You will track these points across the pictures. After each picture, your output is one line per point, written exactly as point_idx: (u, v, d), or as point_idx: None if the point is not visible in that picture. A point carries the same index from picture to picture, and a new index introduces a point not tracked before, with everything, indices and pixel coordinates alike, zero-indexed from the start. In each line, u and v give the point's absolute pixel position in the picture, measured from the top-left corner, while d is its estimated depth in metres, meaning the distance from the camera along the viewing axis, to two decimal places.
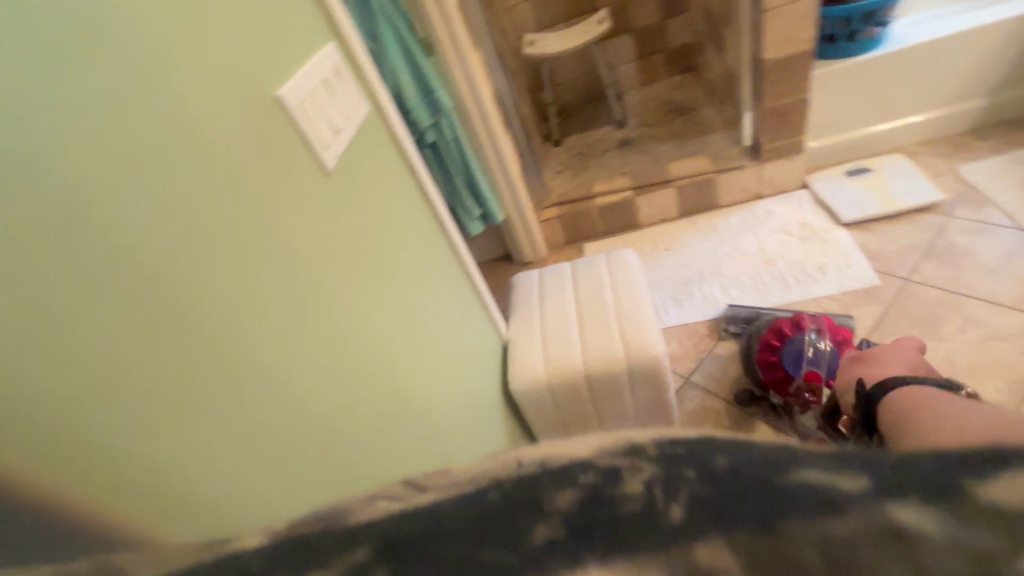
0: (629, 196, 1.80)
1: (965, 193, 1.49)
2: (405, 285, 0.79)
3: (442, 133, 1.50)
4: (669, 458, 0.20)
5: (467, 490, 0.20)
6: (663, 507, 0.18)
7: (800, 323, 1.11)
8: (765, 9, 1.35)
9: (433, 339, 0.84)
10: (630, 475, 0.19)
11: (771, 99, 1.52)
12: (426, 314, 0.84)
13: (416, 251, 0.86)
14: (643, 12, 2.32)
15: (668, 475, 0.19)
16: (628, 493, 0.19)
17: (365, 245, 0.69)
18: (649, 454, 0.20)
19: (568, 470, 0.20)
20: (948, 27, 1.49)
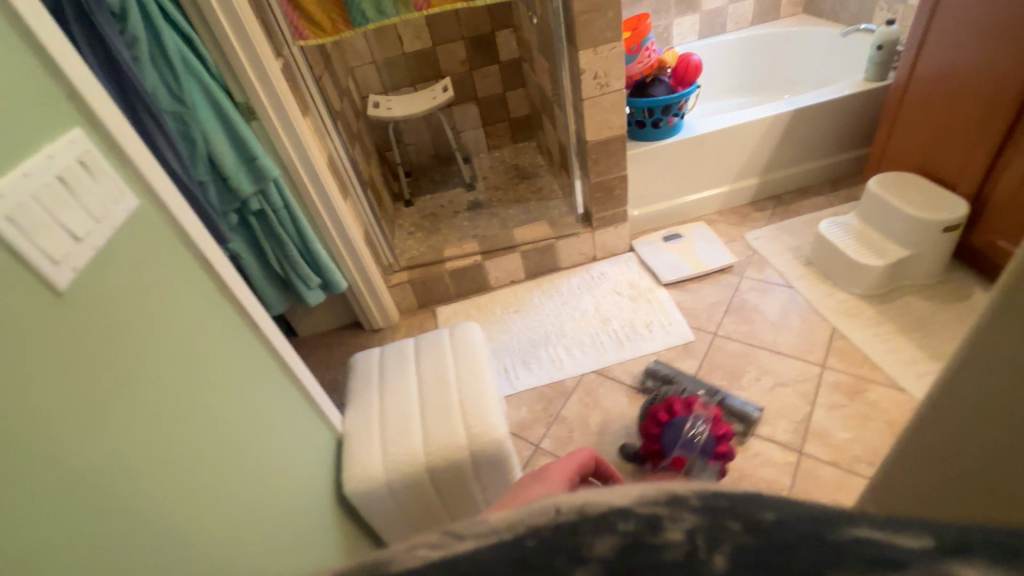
0: (477, 259, 1.83)
1: (751, 255, 1.77)
2: (196, 385, 0.67)
3: (269, 201, 1.38)
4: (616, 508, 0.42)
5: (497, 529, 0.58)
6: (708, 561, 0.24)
7: (692, 405, 1.21)
8: (582, 97, 1.50)
9: (239, 440, 0.73)
10: None
11: (596, 174, 1.67)
12: (227, 412, 0.73)
13: (212, 341, 0.74)
14: (486, 83, 2.45)
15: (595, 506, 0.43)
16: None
17: (132, 350, 0.58)
18: None
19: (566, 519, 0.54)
20: (726, 121, 1.80)
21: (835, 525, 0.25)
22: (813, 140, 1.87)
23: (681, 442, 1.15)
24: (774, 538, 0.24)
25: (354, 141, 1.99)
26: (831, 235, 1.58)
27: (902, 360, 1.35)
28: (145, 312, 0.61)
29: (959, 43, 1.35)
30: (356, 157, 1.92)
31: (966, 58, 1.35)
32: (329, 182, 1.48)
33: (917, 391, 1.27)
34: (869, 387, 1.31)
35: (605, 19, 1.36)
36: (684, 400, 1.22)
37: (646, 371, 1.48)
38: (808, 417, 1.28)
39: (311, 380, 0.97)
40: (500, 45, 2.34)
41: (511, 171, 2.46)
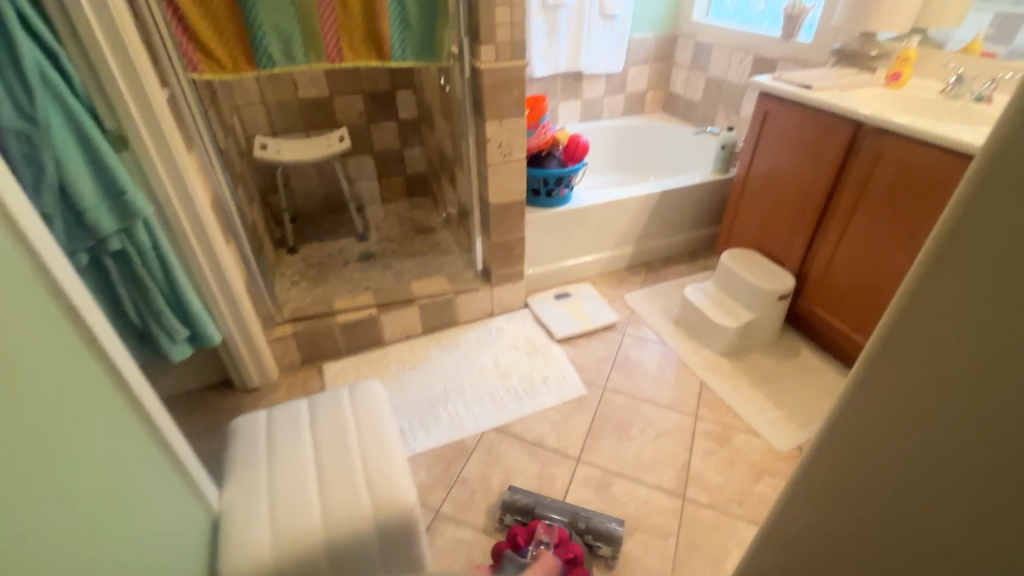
0: (372, 313, 1.76)
1: (631, 315, 1.95)
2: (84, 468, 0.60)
3: (134, 241, 1.20)
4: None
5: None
6: None
7: (535, 532, 1.14)
8: (486, 162, 1.58)
9: (123, 534, 0.64)
10: None
11: (496, 234, 1.75)
12: (115, 502, 0.64)
13: (106, 419, 0.65)
14: (383, 137, 2.45)
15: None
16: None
17: (13, 429, 0.51)
18: None
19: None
20: (608, 195, 2.02)
21: None
22: (676, 217, 2.18)
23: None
24: None
25: (238, 182, 1.84)
26: (696, 300, 1.82)
27: (755, 408, 1.56)
28: (30, 387, 0.54)
29: (779, 151, 1.71)
30: (238, 198, 1.77)
31: (784, 163, 1.71)
32: (211, 223, 1.34)
33: (770, 435, 1.48)
34: (733, 433, 1.49)
35: (510, 96, 1.49)
36: (526, 531, 1.14)
37: (544, 426, 1.52)
38: (687, 464, 1.41)
39: (192, 459, 0.81)
40: (400, 103, 2.39)
41: (405, 225, 2.45)
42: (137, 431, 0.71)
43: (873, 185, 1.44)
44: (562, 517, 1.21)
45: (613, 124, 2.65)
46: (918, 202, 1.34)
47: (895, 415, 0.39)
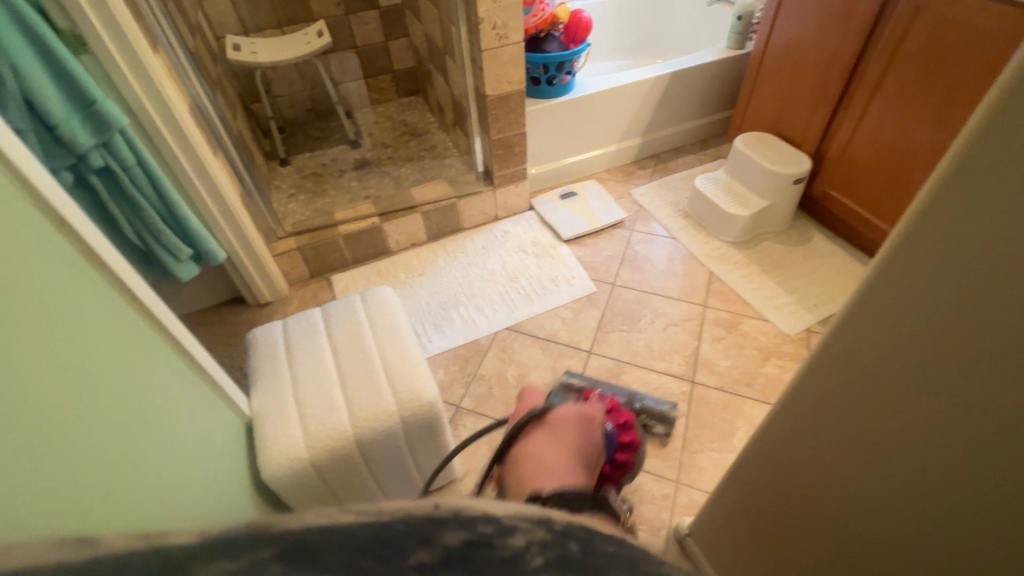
0: (375, 222, 1.72)
1: (639, 210, 1.90)
2: (122, 383, 0.59)
3: (117, 156, 1.14)
4: (556, 537, 0.33)
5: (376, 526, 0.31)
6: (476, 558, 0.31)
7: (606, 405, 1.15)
8: (480, 48, 1.44)
9: (166, 441, 0.66)
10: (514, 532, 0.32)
11: (497, 130, 1.65)
12: (173, 426, 0.68)
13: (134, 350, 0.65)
14: (365, 29, 2.24)
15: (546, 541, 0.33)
16: (498, 544, 0.32)
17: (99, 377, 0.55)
18: (533, 535, 0.33)
19: (466, 522, 0.32)
20: (613, 81, 1.88)
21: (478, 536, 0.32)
22: (686, 102, 2.04)
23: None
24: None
25: (215, 88, 1.71)
26: (706, 190, 1.76)
27: (766, 294, 1.57)
28: (62, 306, 0.51)
29: (803, 17, 1.55)
30: (219, 107, 1.66)
31: (808, 32, 1.55)
32: (195, 134, 1.26)
33: (777, 320, 1.50)
34: (742, 320, 1.51)
35: None
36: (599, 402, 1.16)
37: (555, 324, 1.54)
38: (696, 350, 1.45)
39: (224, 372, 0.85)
40: None
41: (398, 129, 2.32)
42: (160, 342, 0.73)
43: (906, 50, 1.32)
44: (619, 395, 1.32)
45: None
46: (954, 67, 1.23)
47: (898, 339, 0.44)
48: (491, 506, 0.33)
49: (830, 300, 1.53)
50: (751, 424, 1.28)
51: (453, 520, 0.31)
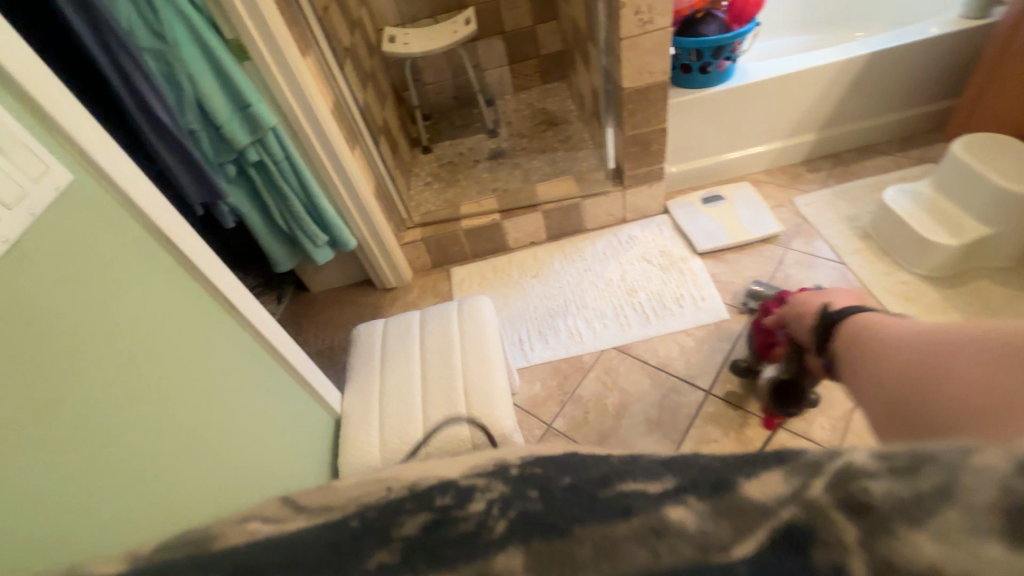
0: (496, 218, 1.70)
1: (800, 225, 1.58)
2: (190, 383, 0.65)
3: (269, 152, 1.27)
4: (511, 488, 0.45)
5: (339, 521, 0.46)
6: (446, 511, 0.44)
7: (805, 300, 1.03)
8: (619, 37, 1.29)
9: (235, 431, 0.71)
10: (478, 495, 0.45)
11: (632, 127, 1.48)
12: (253, 419, 0.76)
13: (224, 356, 0.73)
14: (513, 15, 2.19)
15: (505, 496, 0.44)
16: (452, 507, 0.45)
17: (175, 394, 0.63)
18: (499, 487, 0.46)
19: (423, 499, 0.47)
20: (786, 66, 1.56)
21: (430, 521, 0.43)
22: (887, 90, 1.62)
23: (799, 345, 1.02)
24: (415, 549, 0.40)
25: (366, 81, 1.82)
26: (897, 206, 1.39)
27: None
28: (132, 323, 0.58)
29: None
30: (367, 99, 1.76)
31: None
32: (333, 131, 1.34)
33: None
34: None
35: None
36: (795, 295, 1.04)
37: (671, 351, 1.37)
38: (849, 414, 1.16)
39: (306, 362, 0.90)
40: None
41: (537, 117, 2.26)
42: (251, 342, 0.78)
43: None
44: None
45: None
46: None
47: None
48: (453, 479, 0.49)
49: None
50: None
51: (408, 504, 0.47)
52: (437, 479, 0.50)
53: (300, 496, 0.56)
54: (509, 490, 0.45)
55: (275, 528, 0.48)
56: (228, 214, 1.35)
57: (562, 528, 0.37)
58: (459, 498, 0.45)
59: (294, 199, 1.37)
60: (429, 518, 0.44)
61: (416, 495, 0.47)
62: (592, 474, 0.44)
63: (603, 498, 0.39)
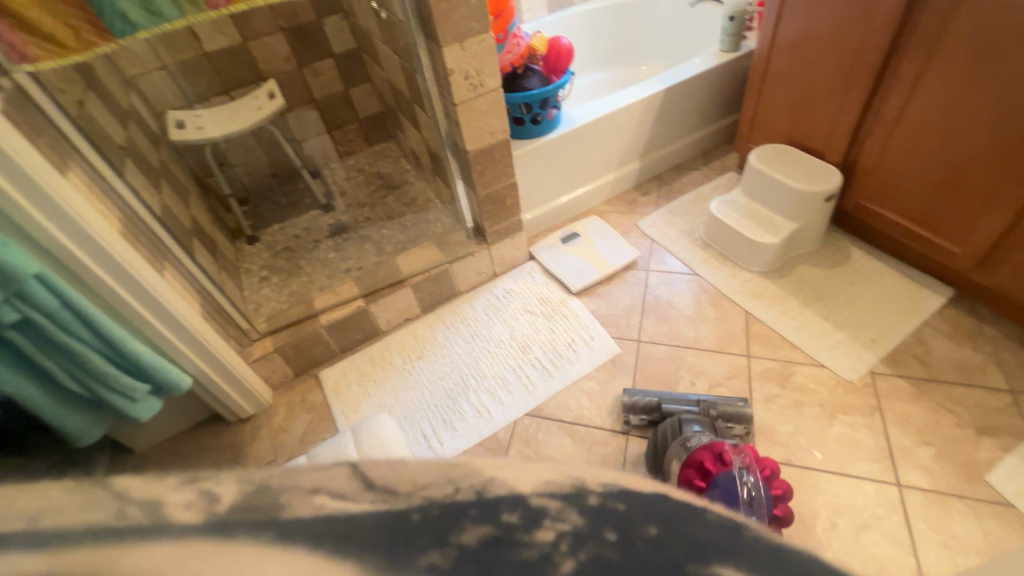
0: (360, 305, 1.52)
1: (651, 246, 1.71)
2: None
3: (35, 305, 0.93)
4: (590, 517, 0.33)
5: (400, 508, 0.33)
6: (562, 556, 0.32)
7: (725, 455, 1.00)
8: (454, 102, 1.24)
9: None
10: (573, 516, 0.33)
11: (484, 186, 1.45)
12: None
13: None
14: (321, 81, 2.04)
15: (579, 531, 0.33)
16: (521, 541, 0.32)
17: None
18: (596, 507, 0.34)
19: (487, 515, 0.33)
20: (603, 107, 1.68)
21: (513, 546, 0.32)
22: (684, 117, 1.85)
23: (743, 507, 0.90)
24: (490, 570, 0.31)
25: (158, 179, 1.50)
26: (723, 216, 1.57)
27: (813, 333, 1.38)
28: None
29: (814, 14, 1.35)
30: (165, 201, 1.45)
31: (820, 31, 1.36)
32: (129, 257, 1.05)
33: (834, 366, 1.30)
34: (794, 370, 1.31)
35: (468, 6, 1.11)
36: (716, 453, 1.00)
37: (581, 402, 1.34)
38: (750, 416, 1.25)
39: None
40: (331, 35, 1.94)
41: (373, 183, 2.12)
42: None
43: (951, 43, 1.12)
44: (691, 406, 1.23)
45: (588, 9, 2.29)
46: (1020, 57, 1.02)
47: None
48: (518, 486, 0.34)
49: (887, 331, 1.34)
50: (835, 507, 1.08)
51: (477, 508, 0.33)
52: (502, 478, 0.34)
53: (365, 468, 0.34)
54: (585, 522, 0.33)
55: (344, 510, 0.32)
56: None
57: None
58: (526, 523, 0.32)
59: (88, 353, 1.03)
60: (492, 532, 0.32)
61: (476, 500, 0.33)
62: (695, 530, 0.33)
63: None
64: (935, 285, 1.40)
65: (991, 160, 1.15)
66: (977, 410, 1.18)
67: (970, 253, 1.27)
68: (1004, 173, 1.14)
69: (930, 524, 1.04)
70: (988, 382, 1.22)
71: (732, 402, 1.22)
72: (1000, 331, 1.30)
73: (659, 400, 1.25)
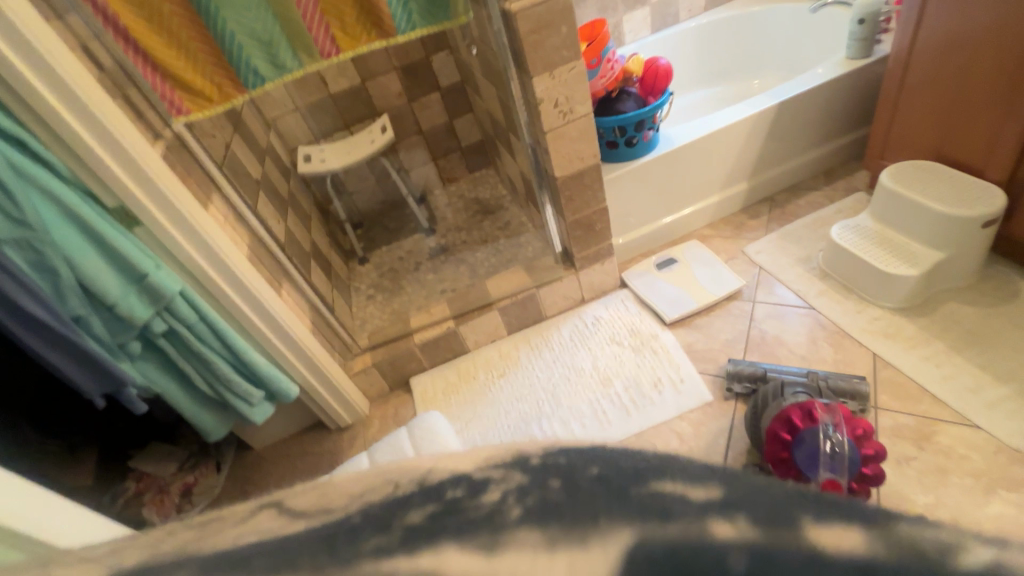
0: (450, 325, 1.57)
1: (758, 275, 1.55)
2: None
3: (178, 317, 1.09)
4: (535, 476, 0.28)
5: (333, 519, 0.30)
6: (479, 507, 0.28)
7: (814, 412, 0.98)
8: (543, 130, 1.25)
9: None
10: (488, 485, 0.29)
11: (573, 212, 1.43)
12: None
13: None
14: (428, 114, 2.18)
15: (523, 482, 0.28)
16: (469, 502, 0.28)
17: None
18: (517, 471, 0.29)
19: (431, 493, 0.29)
20: (705, 126, 1.59)
21: (412, 516, 0.28)
22: (801, 133, 1.67)
23: (822, 462, 0.91)
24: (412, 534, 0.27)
25: (285, 207, 1.70)
26: (847, 243, 1.38)
27: (966, 386, 1.14)
28: None
29: (969, 11, 1.15)
30: (289, 227, 1.64)
31: (976, 26, 1.15)
32: (252, 278, 1.20)
33: (995, 428, 1.06)
34: (937, 429, 1.09)
35: (558, 36, 1.11)
36: (804, 409, 0.99)
37: (671, 443, 1.25)
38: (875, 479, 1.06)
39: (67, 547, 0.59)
40: (438, 70, 2.08)
41: (471, 208, 2.21)
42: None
43: None
44: (797, 375, 1.22)
45: (694, 24, 2.20)
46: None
47: None
48: (464, 465, 0.30)
49: None
50: None
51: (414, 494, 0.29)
52: (441, 464, 0.31)
53: (290, 505, 0.32)
54: (530, 480, 0.28)
55: (276, 537, 0.30)
56: (138, 398, 1.16)
57: (590, 521, 0.26)
58: (471, 490, 0.28)
59: (216, 361, 1.18)
60: (438, 512, 0.28)
61: (418, 487, 0.30)
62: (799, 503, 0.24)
63: (639, 494, 0.26)
64: None
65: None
66: None
67: None
68: None
69: None
70: None
71: (845, 378, 1.18)
72: None
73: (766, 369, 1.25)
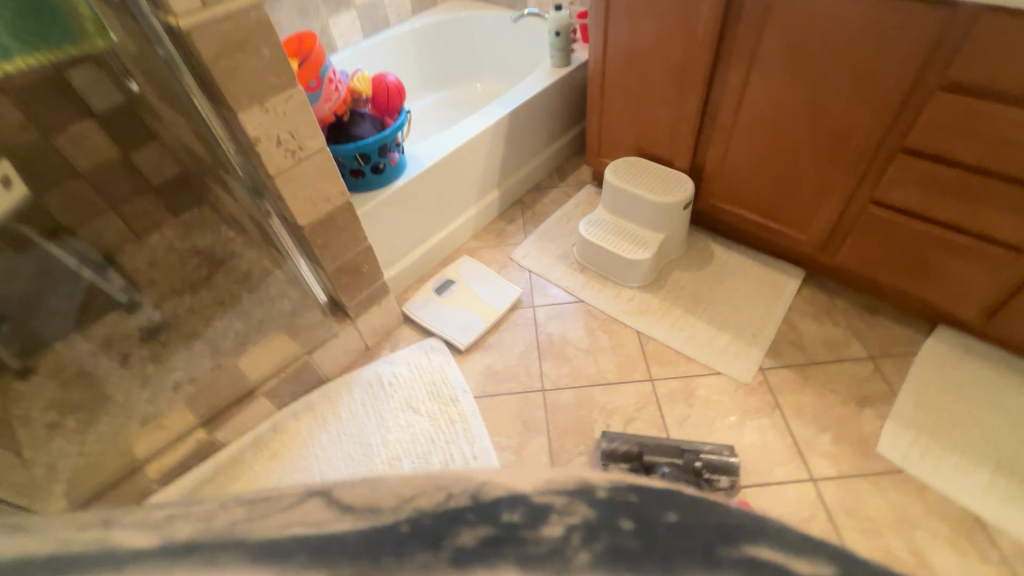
0: (201, 437, 1.19)
1: (531, 279, 1.61)
2: None
3: None
4: (609, 507, 0.49)
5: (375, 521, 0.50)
6: (578, 550, 0.48)
7: None
8: (270, 174, 0.99)
9: None
10: (565, 514, 0.49)
11: (332, 259, 1.21)
12: None
13: None
14: (84, 149, 1.57)
15: (587, 524, 0.49)
16: (532, 527, 0.49)
17: None
18: (578, 506, 0.50)
19: (485, 517, 0.50)
20: (450, 142, 1.54)
21: (537, 510, 0.50)
22: (533, 137, 1.78)
23: None
24: (668, 533, 0.48)
25: None
26: (594, 237, 1.53)
27: (703, 340, 1.39)
28: None
29: (642, 25, 1.34)
30: None
31: (645, 42, 1.36)
32: None
33: (729, 370, 1.32)
34: (696, 385, 1.30)
35: (260, 59, 0.87)
36: None
37: None
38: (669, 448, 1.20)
39: None
40: (82, 90, 1.47)
41: (188, 262, 1.74)
42: None
43: (766, 47, 1.16)
44: (671, 450, 1.16)
45: (408, 28, 2.16)
46: (837, 56, 1.07)
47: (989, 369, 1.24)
48: (524, 493, 0.51)
49: (763, 324, 1.40)
50: None
51: (478, 512, 0.49)
52: (500, 487, 0.52)
53: (338, 499, 0.53)
54: (598, 513, 0.49)
55: (328, 533, 0.50)
56: None
57: (668, 557, 0.47)
58: (530, 515, 0.50)
59: None
60: (493, 532, 0.49)
61: (474, 506, 0.50)
62: (701, 515, 0.49)
63: (727, 556, 0.47)
64: (789, 268, 1.50)
65: (823, 151, 1.21)
66: (852, 382, 1.27)
67: (816, 234, 1.36)
68: (836, 160, 1.21)
69: (847, 511, 1.08)
70: (852, 353, 1.32)
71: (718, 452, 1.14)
72: (851, 302, 1.43)
73: (641, 444, 1.17)
